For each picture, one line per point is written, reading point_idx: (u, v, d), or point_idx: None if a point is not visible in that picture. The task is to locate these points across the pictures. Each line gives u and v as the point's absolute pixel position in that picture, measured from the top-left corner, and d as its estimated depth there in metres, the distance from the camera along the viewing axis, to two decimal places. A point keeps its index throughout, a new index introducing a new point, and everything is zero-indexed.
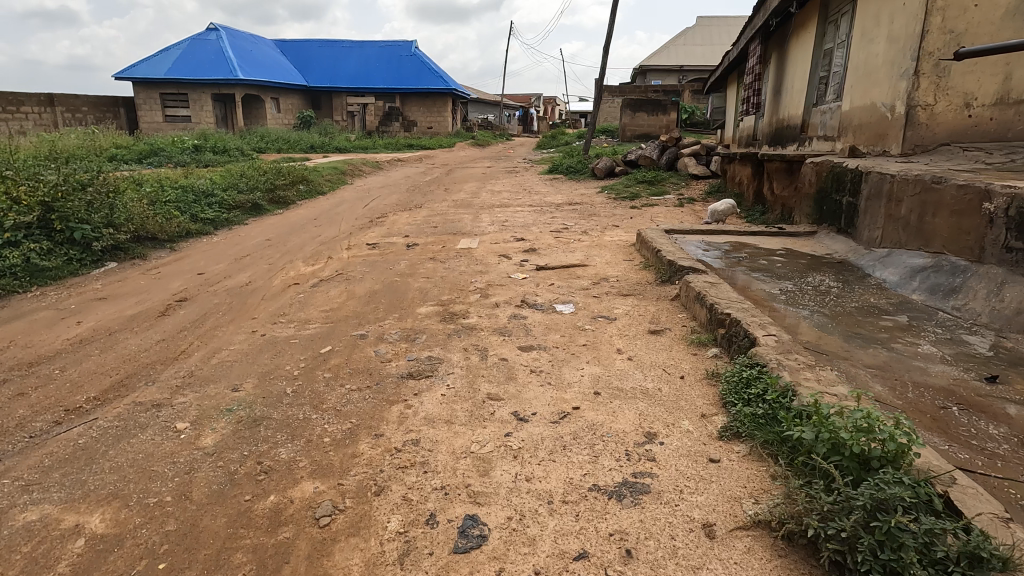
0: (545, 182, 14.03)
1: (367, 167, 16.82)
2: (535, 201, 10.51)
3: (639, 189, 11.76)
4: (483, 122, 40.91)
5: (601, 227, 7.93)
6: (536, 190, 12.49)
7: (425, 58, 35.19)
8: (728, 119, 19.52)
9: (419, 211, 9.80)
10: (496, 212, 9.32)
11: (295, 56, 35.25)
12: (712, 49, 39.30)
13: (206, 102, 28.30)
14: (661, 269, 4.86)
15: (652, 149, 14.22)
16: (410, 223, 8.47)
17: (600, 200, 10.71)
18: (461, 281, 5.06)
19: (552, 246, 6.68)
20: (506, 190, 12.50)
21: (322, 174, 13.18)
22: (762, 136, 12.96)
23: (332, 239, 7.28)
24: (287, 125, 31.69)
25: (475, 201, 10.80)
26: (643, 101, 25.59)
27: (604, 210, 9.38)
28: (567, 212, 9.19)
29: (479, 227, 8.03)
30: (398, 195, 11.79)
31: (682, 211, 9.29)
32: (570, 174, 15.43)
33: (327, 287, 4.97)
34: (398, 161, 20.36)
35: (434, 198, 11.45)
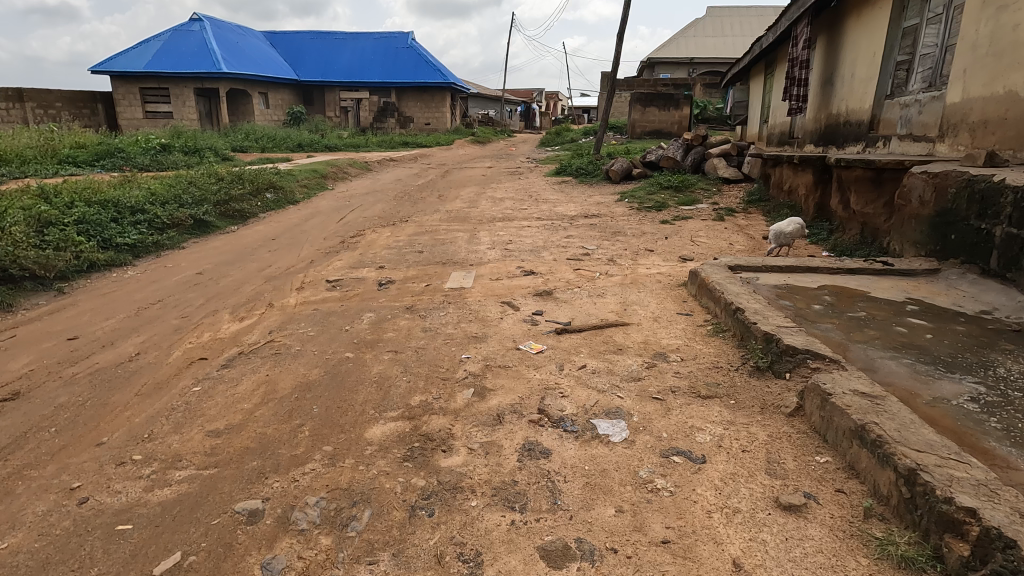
0: (553, 187, 12.35)
1: (354, 169, 15.11)
2: (542, 214, 8.83)
3: (664, 197, 10.03)
4: (484, 118, 39.20)
5: (631, 253, 6.25)
6: (544, 197, 10.80)
7: (423, 50, 33.37)
8: (753, 114, 17.76)
9: (406, 226, 8.15)
10: (498, 229, 7.65)
11: (286, 48, 33.49)
12: (725, 40, 37.35)
13: (188, 98, 26.64)
14: (754, 346, 3.14)
15: (675, 148, 12.50)
16: (391, 245, 6.82)
17: (621, 212, 9.02)
18: (447, 359, 3.39)
19: (571, 286, 5.01)
20: (510, 198, 10.82)
21: (298, 178, 11.52)
22: (806, 135, 11.18)
23: (286, 272, 5.62)
24: (277, 121, 29.99)
25: (473, 213, 9.12)
26: (656, 95, 23.79)
27: (629, 226, 7.71)
28: (584, 230, 7.52)
29: (476, 252, 6.35)
30: (383, 205, 10.11)
31: (725, 229, 7.59)
32: (581, 177, 13.70)
33: (243, 371, 3.29)
34: (390, 161, 18.71)
35: (426, 208, 9.75)
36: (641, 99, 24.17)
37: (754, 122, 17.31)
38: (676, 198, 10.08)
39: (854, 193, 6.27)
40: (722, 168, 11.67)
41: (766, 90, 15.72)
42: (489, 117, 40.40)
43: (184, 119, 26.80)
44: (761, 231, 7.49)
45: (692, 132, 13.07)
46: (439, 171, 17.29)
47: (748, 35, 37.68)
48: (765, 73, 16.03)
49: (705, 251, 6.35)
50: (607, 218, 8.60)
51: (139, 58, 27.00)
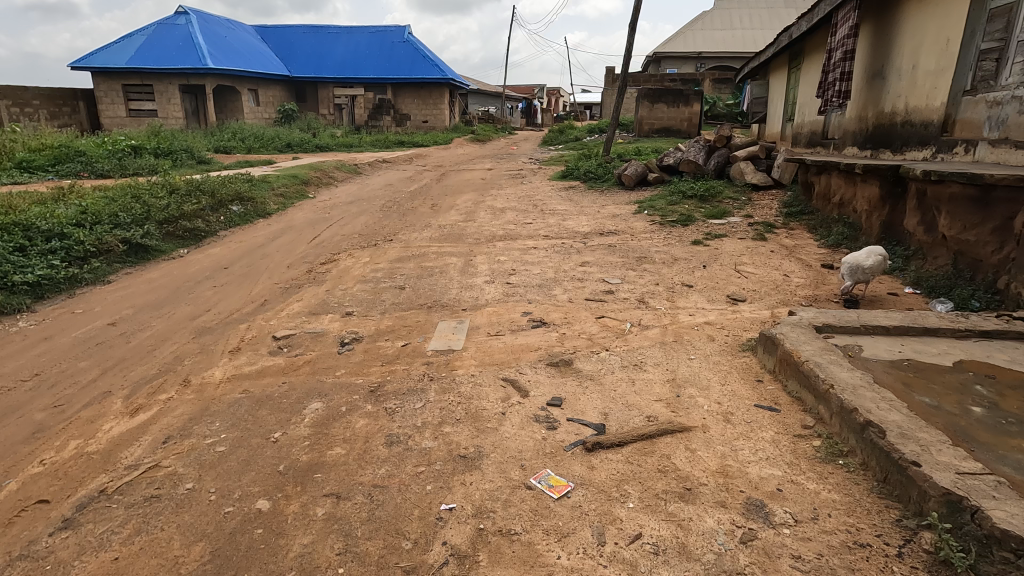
0: (560, 195, 11.09)
1: (342, 173, 13.86)
2: (550, 231, 7.57)
3: (689, 208, 8.76)
4: (484, 116, 37.96)
5: (665, 289, 5.01)
6: (551, 208, 9.54)
7: (420, 45, 31.99)
8: (773, 111, 16.48)
9: (391, 247, 6.91)
10: (501, 253, 6.41)
11: (278, 42, 32.17)
12: (734, 33, 35.93)
13: (173, 95, 25.37)
14: (928, 517, 1.88)
15: (696, 150, 11.21)
16: (367, 276, 5.58)
17: (641, 228, 7.77)
18: (419, 511, 2.15)
19: (596, 348, 3.76)
20: (512, 208, 9.57)
21: (274, 186, 10.26)
22: (847, 136, 9.88)
23: (225, 321, 4.38)
24: (267, 119, 28.72)
25: (470, 229, 7.88)
26: (664, 91, 22.51)
27: (655, 249, 6.45)
28: (601, 253, 6.28)
29: (471, 288, 5.10)
30: (367, 218, 8.85)
31: (771, 252, 6.33)
32: (591, 181, 12.44)
33: (86, 540, 2.05)
34: (383, 163, 17.48)
35: (416, 222, 8.50)
36: (649, 95, 22.85)
37: (776, 120, 15.95)
38: (702, 208, 8.80)
39: (945, 215, 5.00)
40: (750, 173, 10.42)
41: (793, 85, 14.39)
42: (489, 114, 39.06)
43: (169, 117, 25.54)
44: (815, 255, 6.23)
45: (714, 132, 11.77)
46: (436, 173, 16.03)
47: (759, 27, 36.21)
48: (790, 66, 14.69)
49: (757, 286, 5.09)
50: (626, 235, 7.36)
51: (122, 53, 25.73)
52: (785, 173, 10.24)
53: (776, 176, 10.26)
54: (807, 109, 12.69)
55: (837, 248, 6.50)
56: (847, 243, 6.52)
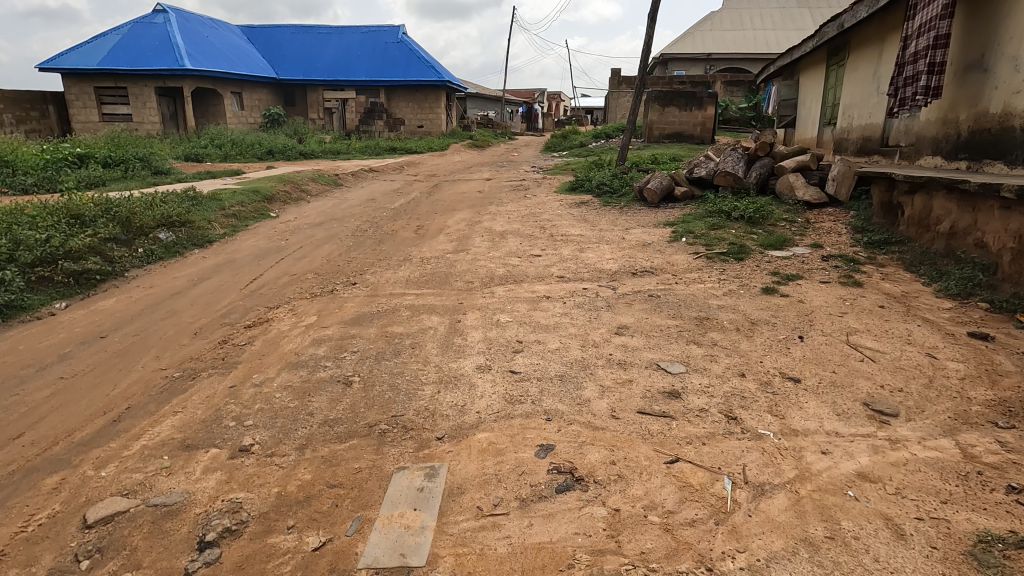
0: (571, 213, 9.31)
1: (319, 185, 12.10)
2: (566, 269, 5.79)
3: (737, 233, 7.00)
4: (482, 120, 36.29)
5: (759, 387, 3.21)
6: (563, 232, 7.76)
7: (414, 45, 30.29)
8: (806, 115, 14.72)
9: (353, 295, 5.12)
10: (501, 309, 4.63)
11: (265, 43, 30.49)
12: (745, 34, 34.15)
13: (148, 99, 23.69)
14: None
15: (734, 160, 9.39)
16: (303, 354, 3.76)
17: (683, 263, 5.98)
18: None
19: (686, 564, 1.95)
20: (514, 233, 7.79)
21: (226, 206, 8.49)
22: (924, 143, 8.11)
23: (29, 468, 2.56)
24: (251, 124, 27.03)
25: (460, 265, 6.09)
26: (676, 94, 20.86)
27: (716, 302, 4.66)
28: (643, 309, 4.49)
29: (456, 382, 3.30)
30: (333, 247, 7.08)
31: (880, 307, 4.52)
32: (606, 196, 10.68)
33: None
34: (369, 172, 15.74)
35: (394, 254, 6.71)
36: (660, 98, 21.14)
37: (811, 125, 14.18)
38: (754, 234, 7.02)
39: None
40: (800, 188, 8.71)
41: (835, 84, 12.64)
42: (488, 118, 37.37)
43: (145, 121, 23.79)
44: (944, 313, 4.42)
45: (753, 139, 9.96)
46: (427, 184, 14.26)
47: (770, 27, 34.57)
48: (830, 63, 12.90)
49: (900, 379, 3.28)
50: (668, 276, 5.57)
51: (94, 53, 24.02)
52: (842, 188, 8.54)
53: (831, 192, 8.57)
54: (858, 110, 10.93)
55: (969, 300, 4.69)
56: (982, 293, 4.70)
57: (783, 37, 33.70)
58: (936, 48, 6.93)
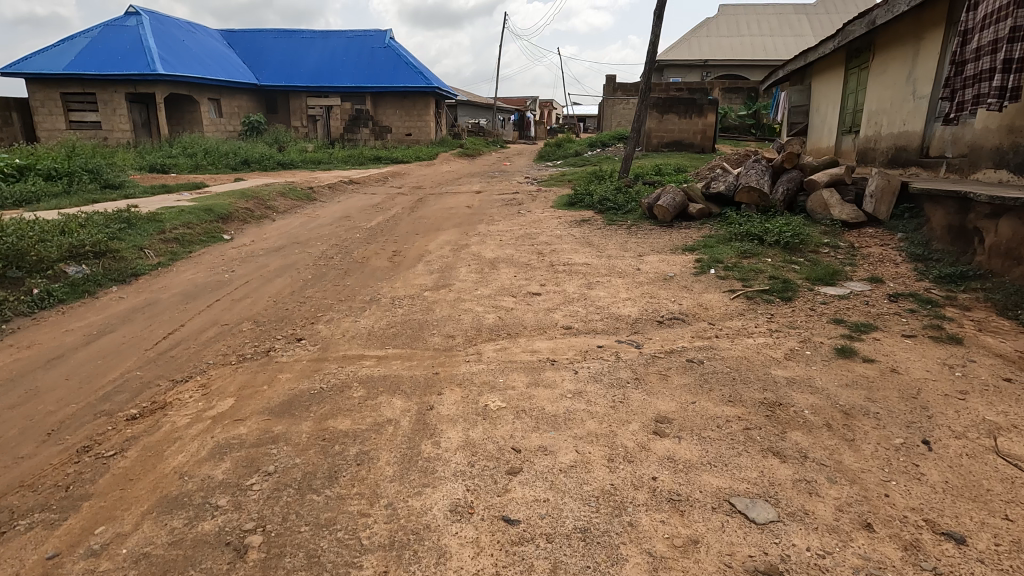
0: (573, 235, 8.11)
1: (287, 201, 10.85)
2: (574, 317, 4.59)
3: (775, 262, 5.85)
4: (473, 128, 35.24)
5: (905, 558, 1.98)
6: (564, 260, 6.57)
7: (402, 50, 29.13)
8: (822, 122, 13.63)
9: (294, 359, 3.86)
10: (491, 384, 3.41)
11: (247, 48, 29.25)
12: (743, 40, 33.34)
13: (118, 104, 22.33)
14: None
15: (758, 173, 8.24)
16: (190, 477, 2.50)
17: (718, 306, 4.79)
18: None
19: None
20: (506, 262, 6.60)
21: (167, 228, 7.22)
22: (983, 155, 7.02)
23: None
24: (230, 132, 25.75)
25: (440, 309, 4.86)
26: (676, 100, 19.82)
27: (780, 372, 3.46)
28: (685, 385, 3.29)
29: (416, 548, 2.06)
30: (286, 281, 5.83)
31: (1005, 378, 3.33)
32: (610, 213, 9.53)
33: None
34: (350, 184, 14.53)
35: (360, 291, 5.47)
36: (659, 105, 20.09)
37: (828, 133, 13.12)
38: (795, 264, 5.87)
39: None
40: (835, 206, 7.62)
41: (857, 88, 11.61)
42: (479, 126, 36.29)
43: (115, 129, 22.41)
44: None
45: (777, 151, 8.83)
46: (411, 198, 13.05)
47: (768, 34, 33.79)
48: (853, 66, 11.80)
49: None
50: (702, 326, 4.38)
51: (61, 57, 22.66)
52: (882, 206, 7.55)
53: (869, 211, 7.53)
54: (888, 116, 9.89)
55: None
56: None
57: (781, 43, 32.90)
58: (1013, 42, 5.77)
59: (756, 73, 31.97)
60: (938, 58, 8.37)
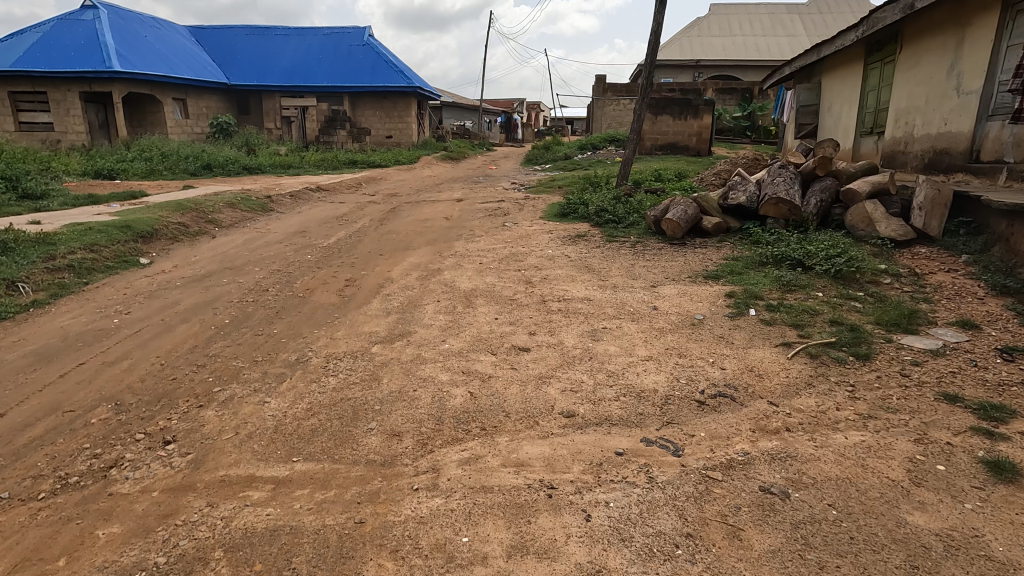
0: (568, 256, 6.78)
1: (236, 214, 9.39)
2: (576, 392, 3.24)
3: (829, 300, 4.56)
4: (458, 131, 33.95)
5: None
6: (558, 293, 5.22)
7: (381, 48, 27.71)
8: (837, 123, 12.47)
9: (141, 485, 2.46)
10: (448, 551, 2.05)
11: (216, 45, 27.62)
12: (734, 39, 32.37)
13: (72, 104, 20.63)
14: None
15: (788, 182, 6.93)
16: None
17: (775, 371, 3.47)
18: None
19: None
20: (485, 295, 5.24)
21: (60, 253, 5.76)
22: None
23: None
24: (197, 134, 24.12)
25: (389, 377, 3.49)
26: (671, 100, 18.61)
27: (920, 517, 2.15)
28: (774, 558, 1.95)
29: None
30: (192, 327, 4.42)
31: None
32: (609, 228, 8.21)
33: None
34: (317, 191, 13.10)
35: (285, 345, 4.07)
36: (653, 105, 18.86)
37: (844, 133, 11.97)
38: (854, 301, 4.58)
39: None
40: (879, 220, 6.36)
41: (880, 83, 10.46)
42: (464, 128, 34.88)
43: (68, 131, 20.67)
44: None
45: (807, 157, 7.53)
46: (383, 208, 11.63)
47: (760, 34, 32.84)
48: (876, 60, 10.63)
49: None
50: (761, 408, 3.06)
51: (8, 54, 20.90)
52: (934, 220, 6.28)
53: (918, 225, 6.27)
54: (922, 115, 8.73)
55: None
56: None
57: (774, 43, 31.94)
58: None
59: (749, 74, 31.00)
60: (991, 46, 7.22)
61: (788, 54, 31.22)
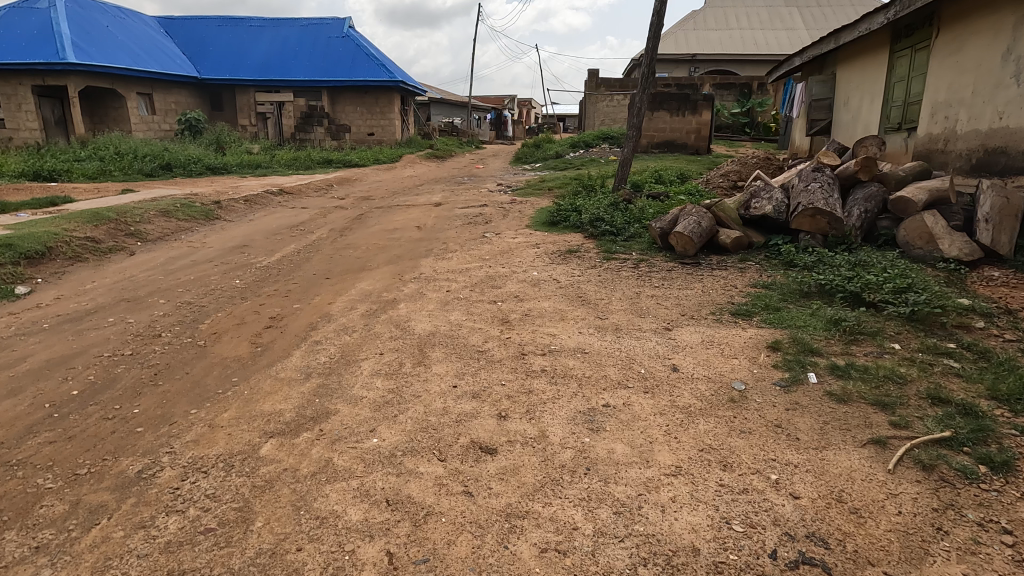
0: (556, 280, 5.52)
1: (170, 224, 8.01)
2: (564, 557, 1.96)
3: (914, 358, 3.31)
4: (445, 128, 32.63)
5: None
6: (542, 340, 3.93)
7: (361, 40, 26.29)
8: (856, 119, 11.27)
9: None
10: None
11: (187, 37, 26.06)
12: (731, 33, 31.21)
13: (24, 99, 19.06)
14: None
15: (827, 189, 5.65)
16: None
17: (877, 503, 2.20)
18: None
19: None
20: (446, 344, 3.94)
21: None
22: None
23: None
24: (164, 131, 22.60)
25: (267, 517, 2.19)
26: (668, 95, 17.29)
27: None
28: None
29: None
30: (17, 407, 3.08)
31: None
32: (606, 242, 6.95)
33: None
34: (279, 194, 11.74)
35: (135, 442, 2.76)
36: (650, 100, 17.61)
37: (864, 130, 10.79)
38: (948, 359, 3.33)
39: None
40: (941, 236, 5.12)
41: (909, 73, 9.27)
42: (451, 125, 33.48)
43: (20, 128, 19.11)
44: None
45: (844, 157, 6.27)
46: (350, 214, 10.30)
47: (758, 27, 31.67)
48: (906, 47, 9.42)
49: None
50: None
51: None
52: (1003, 236, 5.06)
53: (986, 241, 5.03)
54: (969, 108, 7.53)
55: None
56: None
57: (772, 37, 30.79)
58: None
59: (747, 69, 29.88)
60: None
61: (786, 48, 30.08)
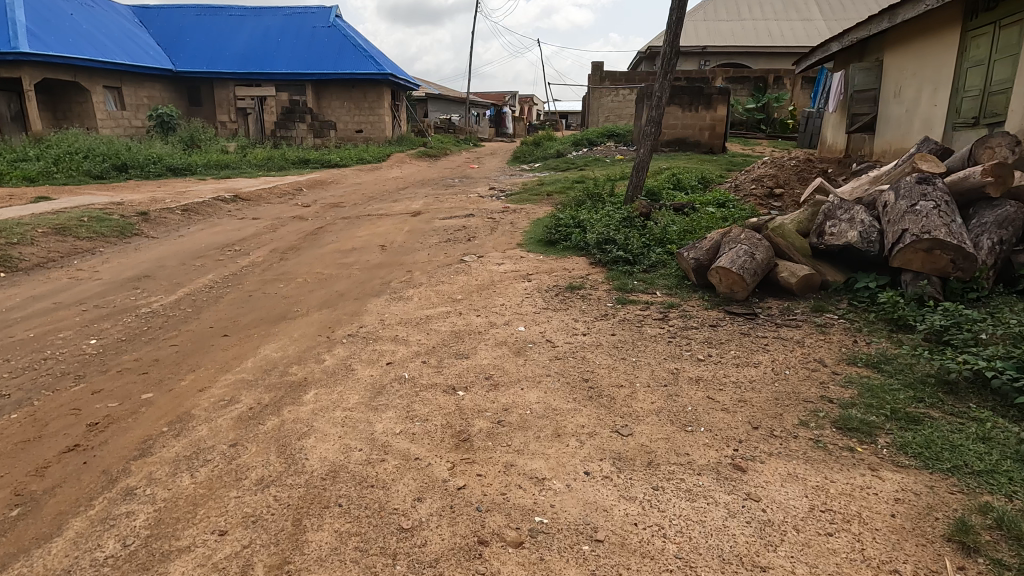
0: (551, 342, 3.79)
1: (62, 245, 6.29)
2: None
3: None
4: (441, 125, 30.86)
5: None
6: (519, 497, 2.22)
7: (348, 30, 24.56)
8: (910, 113, 9.49)
9: None
10: None
11: (162, 27, 24.35)
12: (744, 23, 29.34)
13: None
14: None
15: (948, 210, 3.89)
16: None
17: None
18: None
19: None
20: (350, 503, 2.22)
21: None
22: None
23: None
24: (134, 128, 20.90)
25: None
26: (679, 89, 15.50)
27: None
28: None
29: None
30: None
31: None
32: (619, 274, 5.22)
33: None
34: (233, 202, 10.02)
35: None
36: None
37: (923, 126, 9.03)
38: None
39: None
40: None
41: (990, 56, 7.52)
42: (448, 122, 31.67)
43: None
44: None
45: (954, 164, 4.51)
46: (308, 226, 8.58)
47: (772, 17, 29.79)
48: (985, 24, 7.64)
49: None
50: None
51: None
52: None
53: None
54: None
55: None
56: None
57: (788, 28, 28.93)
58: None
59: (761, 62, 28.06)
60: None
61: (803, 39, 28.18)
